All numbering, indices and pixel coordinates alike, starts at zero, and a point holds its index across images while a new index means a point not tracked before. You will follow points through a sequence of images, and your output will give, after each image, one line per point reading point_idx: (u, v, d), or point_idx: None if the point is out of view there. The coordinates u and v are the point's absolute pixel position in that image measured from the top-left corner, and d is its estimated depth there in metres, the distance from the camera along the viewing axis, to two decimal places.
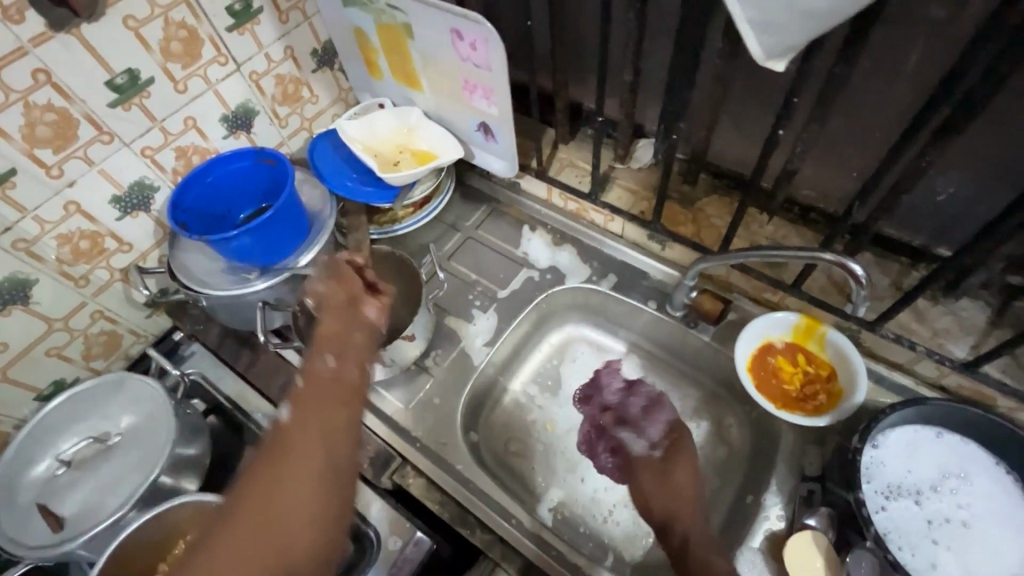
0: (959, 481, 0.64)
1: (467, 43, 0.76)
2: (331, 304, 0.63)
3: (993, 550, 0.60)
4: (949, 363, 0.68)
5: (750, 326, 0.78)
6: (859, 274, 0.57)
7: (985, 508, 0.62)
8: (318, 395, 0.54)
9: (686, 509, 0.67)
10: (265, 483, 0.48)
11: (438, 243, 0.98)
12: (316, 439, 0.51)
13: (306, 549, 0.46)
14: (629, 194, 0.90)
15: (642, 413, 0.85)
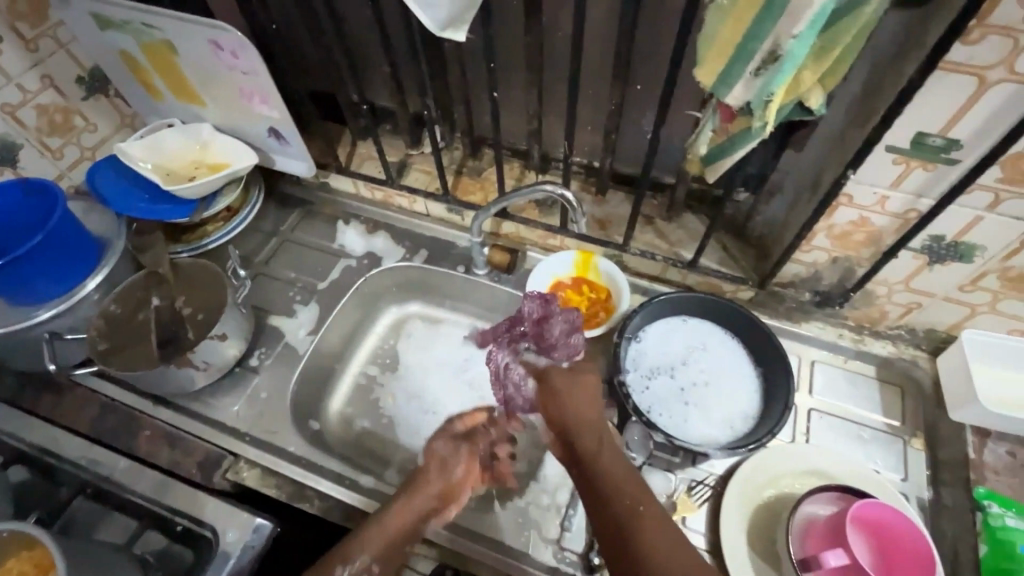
0: (701, 351, 0.80)
1: (228, 51, 0.80)
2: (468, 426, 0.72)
3: (729, 397, 0.76)
4: (681, 264, 0.84)
5: (538, 268, 0.90)
6: (566, 197, 0.76)
7: (720, 367, 0.78)
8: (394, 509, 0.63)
9: (587, 417, 0.64)
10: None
11: (253, 250, 1.00)
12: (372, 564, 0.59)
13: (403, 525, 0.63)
14: (426, 175, 0.99)
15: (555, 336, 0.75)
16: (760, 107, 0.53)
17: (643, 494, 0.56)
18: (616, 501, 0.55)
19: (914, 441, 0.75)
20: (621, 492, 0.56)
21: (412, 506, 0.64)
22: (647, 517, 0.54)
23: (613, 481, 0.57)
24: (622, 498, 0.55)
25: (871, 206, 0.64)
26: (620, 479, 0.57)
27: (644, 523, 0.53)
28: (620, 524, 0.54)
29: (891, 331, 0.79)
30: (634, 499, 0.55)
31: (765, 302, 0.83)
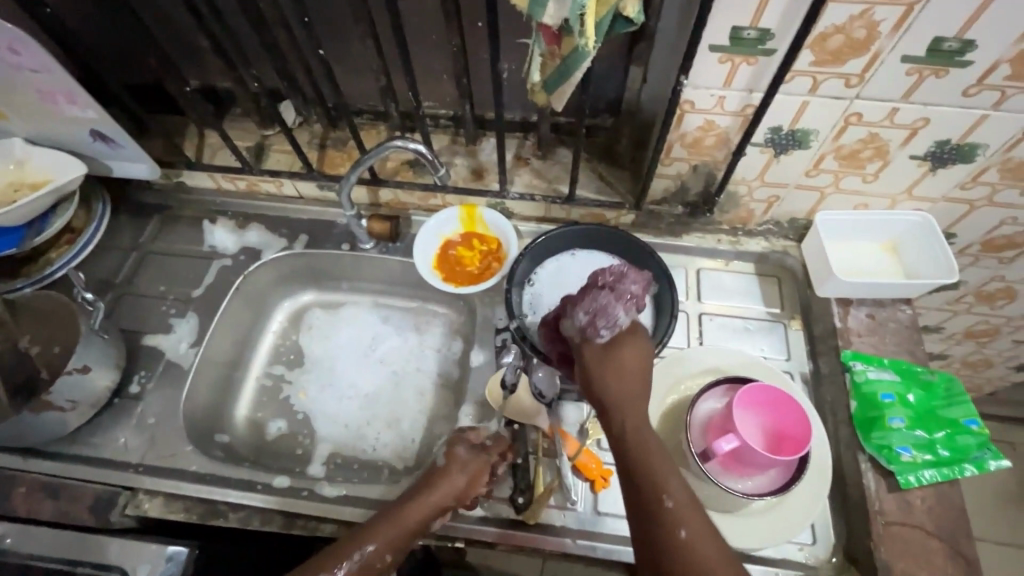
0: None
1: (5, 47, 0.69)
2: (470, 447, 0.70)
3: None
4: (559, 200, 0.84)
5: (424, 231, 0.88)
6: (414, 148, 0.73)
7: None
8: (423, 495, 0.65)
9: (618, 393, 0.56)
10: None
11: (112, 271, 0.90)
12: (389, 555, 0.61)
13: (412, 521, 0.63)
14: (288, 156, 0.93)
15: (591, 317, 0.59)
16: (576, 23, 0.51)
17: (682, 490, 0.52)
18: (655, 495, 0.52)
19: (793, 323, 0.81)
20: (661, 484, 0.52)
21: (434, 491, 0.65)
22: (683, 517, 0.51)
23: (653, 467, 0.53)
24: (671, 493, 0.52)
25: (712, 108, 0.65)
26: (664, 471, 0.53)
27: (681, 520, 0.50)
28: (665, 532, 0.50)
29: (762, 228, 0.84)
30: (675, 496, 0.51)
31: (646, 222, 0.86)
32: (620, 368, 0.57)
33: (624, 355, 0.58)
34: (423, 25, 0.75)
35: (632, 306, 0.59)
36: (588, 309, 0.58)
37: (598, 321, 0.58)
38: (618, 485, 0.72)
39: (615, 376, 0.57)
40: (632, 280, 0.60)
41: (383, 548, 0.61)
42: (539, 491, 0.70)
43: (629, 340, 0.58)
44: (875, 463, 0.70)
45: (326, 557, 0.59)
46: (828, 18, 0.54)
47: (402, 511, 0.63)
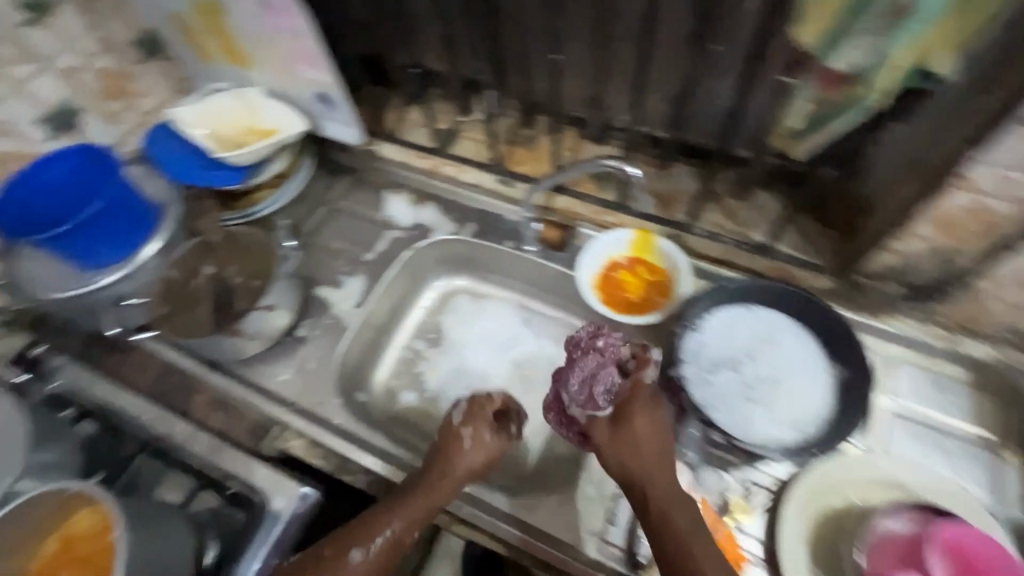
0: (768, 345, 0.73)
1: (276, 11, 0.77)
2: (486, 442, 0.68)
3: (797, 395, 0.70)
4: (748, 245, 0.78)
5: (591, 246, 0.84)
6: (633, 172, 0.75)
7: (789, 364, 0.72)
8: (430, 480, 0.66)
9: (642, 466, 0.60)
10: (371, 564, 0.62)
11: (302, 219, 0.99)
12: (413, 531, 0.65)
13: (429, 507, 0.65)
14: (476, 145, 0.95)
15: (583, 390, 0.65)
16: (873, 72, 0.56)
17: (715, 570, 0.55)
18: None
19: (1009, 455, 0.68)
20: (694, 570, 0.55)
21: (448, 481, 0.66)
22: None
23: (687, 552, 0.56)
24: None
25: (991, 192, 0.54)
26: (686, 542, 0.57)
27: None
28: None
29: (994, 333, 0.70)
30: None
31: (843, 292, 0.75)
32: (633, 440, 0.61)
33: (638, 429, 0.61)
34: None
35: (615, 365, 0.66)
36: (581, 378, 0.66)
37: (588, 391, 0.65)
38: None
39: (631, 452, 0.60)
40: (620, 348, 0.67)
41: (401, 530, 0.64)
42: None
43: (632, 415, 0.62)
44: None
45: (353, 536, 0.63)
46: None
47: (408, 500, 0.65)
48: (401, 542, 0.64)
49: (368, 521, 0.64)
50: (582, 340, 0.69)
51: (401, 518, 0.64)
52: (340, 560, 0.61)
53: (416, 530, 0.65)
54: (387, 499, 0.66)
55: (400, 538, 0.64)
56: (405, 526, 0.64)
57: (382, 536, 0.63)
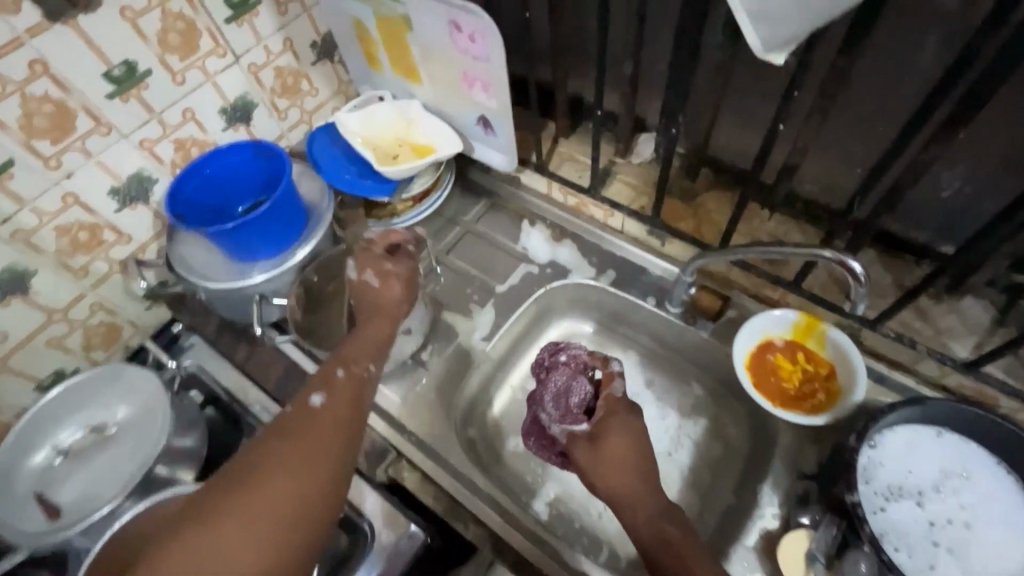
0: (960, 481, 0.63)
1: (465, 35, 0.75)
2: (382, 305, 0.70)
3: (998, 551, 0.59)
4: (953, 362, 0.67)
5: (748, 322, 0.77)
6: (859, 272, 0.58)
7: (986, 508, 0.61)
8: (368, 331, 0.67)
9: (631, 487, 0.57)
10: (334, 395, 0.58)
11: (436, 237, 0.98)
12: (370, 363, 0.63)
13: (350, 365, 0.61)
14: (629, 190, 0.89)
15: (553, 398, 0.70)
16: None
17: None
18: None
19: None
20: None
21: (381, 296, 0.70)
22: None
23: (675, 553, 0.53)
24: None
25: None
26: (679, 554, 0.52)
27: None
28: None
29: None
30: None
31: None
32: (611, 459, 0.59)
33: (609, 448, 0.60)
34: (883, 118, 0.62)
35: (583, 370, 0.72)
36: (554, 394, 0.71)
37: (564, 407, 0.69)
38: None
39: (607, 470, 0.59)
40: (582, 352, 0.73)
41: (354, 367, 0.61)
42: None
43: (609, 432, 0.61)
44: None
45: (319, 380, 0.59)
46: None
47: (351, 349, 0.64)
48: (369, 382, 0.62)
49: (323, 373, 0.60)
50: (547, 360, 0.76)
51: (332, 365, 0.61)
52: (301, 406, 0.56)
53: (372, 363, 0.63)
54: (348, 347, 0.64)
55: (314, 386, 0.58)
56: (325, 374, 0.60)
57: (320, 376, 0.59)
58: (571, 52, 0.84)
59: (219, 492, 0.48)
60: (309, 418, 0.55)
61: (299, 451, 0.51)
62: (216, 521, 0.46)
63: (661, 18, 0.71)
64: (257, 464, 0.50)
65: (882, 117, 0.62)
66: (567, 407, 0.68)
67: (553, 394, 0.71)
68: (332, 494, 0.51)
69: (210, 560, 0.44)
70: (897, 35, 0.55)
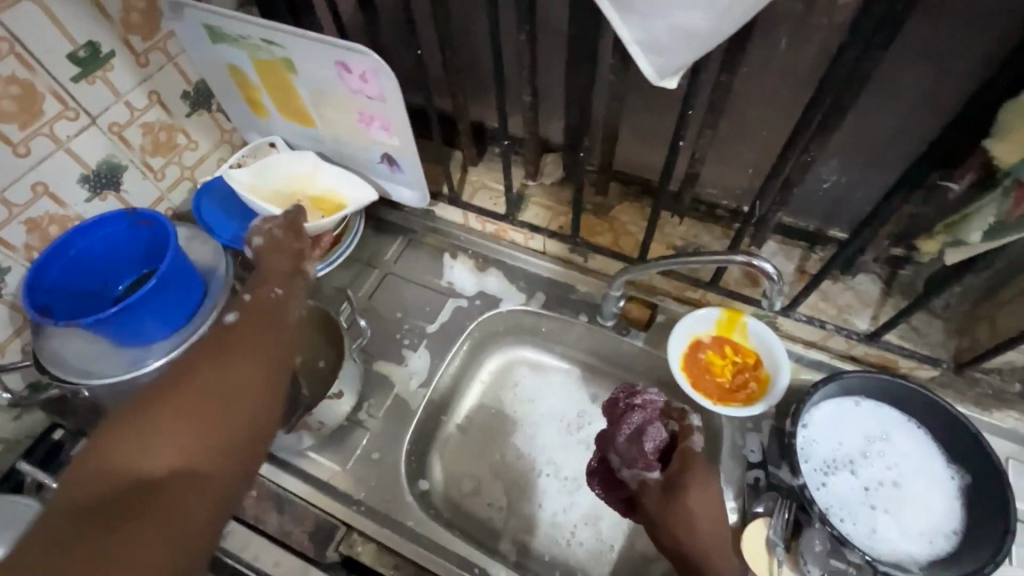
0: (882, 443, 0.68)
1: (356, 74, 0.71)
2: (273, 270, 0.63)
3: (925, 502, 0.65)
4: (855, 335, 0.73)
5: (676, 326, 0.80)
6: (770, 272, 0.63)
7: (907, 464, 0.67)
8: (275, 259, 0.64)
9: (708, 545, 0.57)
10: (249, 314, 0.57)
11: (355, 284, 0.92)
12: (278, 284, 0.61)
13: (263, 307, 0.58)
14: (545, 211, 0.90)
15: (626, 441, 0.67)
16: None
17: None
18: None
19: None
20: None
21: (273, 262, 0.63)
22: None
23: None
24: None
25: None
26: None
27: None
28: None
29: None
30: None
31: (954, 386, 0.72)
32: (685, 516, 0.58)
33: (694, 505, 0.58)
34: (763, 122, 0.68)
35: (667, 424, 0.67)
36: (629, 435, 0.67)
37: (638, 452, 0.65)
38: None
39: (687, 531, 0.58)
40: (660, 399, 0.69)
41: (261, 290, 0.60)
42: None
43: (692, 487, 0.60)
44: None
45: (232, 305, 0.58)
46: None
47: (263, 271, 0.62)
48: (290, 299, 0.61)
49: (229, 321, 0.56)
50: (626, 402, 0.70)
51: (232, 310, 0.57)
52: (217, 327, 0.55)
53: (280, 287, 0.61)
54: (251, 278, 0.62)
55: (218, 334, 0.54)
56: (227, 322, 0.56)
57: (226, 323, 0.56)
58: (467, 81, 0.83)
59: (148, 390, 0.47)
60: (238, 335, 0.54)
61: (234, 355, 0.51)
62: (154, 401, 0.45)
63: (552, 43, 0.72)
64: (176, 372, 0.49)
65: (762, 121, 0.68)
66: (640, 458, 0.65)
67: (630, 440, 0.66)
68: (275, 351, 0.55)
69: (147, 438, 0.43)
70: (767, 48, 0.60)
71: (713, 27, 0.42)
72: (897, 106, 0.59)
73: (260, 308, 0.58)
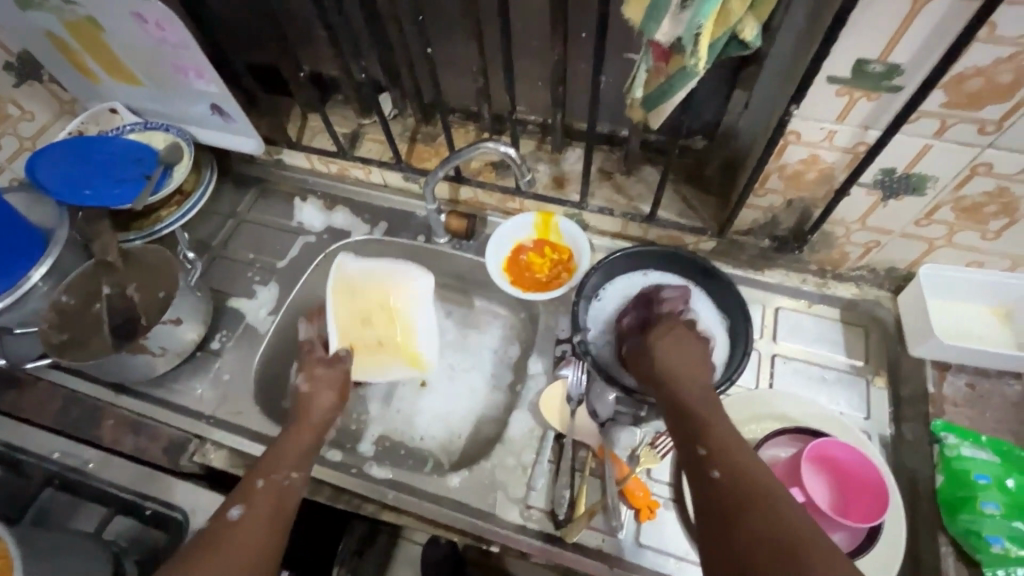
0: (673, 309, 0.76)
1: (153, 24, 0.76)
2: (294, 449, 0.70)
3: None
4: (639, 218, 0.83)
5: (498, 232, 0.88)
6: (505, 152, 0.73)
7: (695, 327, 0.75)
8: (289, 441, 0.71)
9: (677, 375, 0.64)
10: (252, 507, 0.63)
11: (211, 234, 0.98)
12: (291, 470, 0.67)
13: (267, 506, 0.63)
14: (380, 146, 0.96)
15: (632, 320, 0.74)
16: (690, 43, 0.50)
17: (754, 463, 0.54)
18: (734, 468, 0.53)
19: (877, 380, 0.76)
20: (755, 475, 0.53)
21: (294, 442, 0.70)
22: (739, 475, 0.53)
23: (696, 427, 0.58)
24: (731, 464, 0.54)
25: (820, 142, 0.62)
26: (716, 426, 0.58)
27: (754, 473, 0.53)
28: (741, 498, 0.51)
29: (854, 273, 0.80)
30: (728, 453, 0.55)
31: (727, 252, 0.82)
32: (665, 354, 0.66)
33: (686, 350, 0.66)
34: (529, 31, 0.76)
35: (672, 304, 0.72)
36: (632, 321, 0.74)
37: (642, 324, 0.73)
38: (664, 519, 0.69)
39: (659, 360, 0.65)
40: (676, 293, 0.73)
41: (274, 477, 0.66)
42: (580, 511, 0.68)
43: (676, 339, 0.67)
44: (957, 548, 0.63)
45: (239, 493, 0.64)
46: (970, 58, 0.49)
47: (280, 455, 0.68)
48: (294, 489, 0.67)
49: (226, 516, 0.62)
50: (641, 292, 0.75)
51: (233, 503, 0.63)
52: (222, 521, 0.61)
53: (295, 470, 0.68)
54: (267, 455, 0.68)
55: (216, 533, 0.60)
56: (226, 519, 0.62)
57: (224, 525, 0.61)
58: None
59: None
60: (231, 533, 0.60)
61: (225, 556, 0.58)
62: None
63: None
64: None
65: (529, 32, 0.76)
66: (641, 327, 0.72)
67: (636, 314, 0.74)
68: (271, 544, 0.62)
69: None
70: None
71: None
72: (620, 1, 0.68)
73: (260, 502, 0.63)
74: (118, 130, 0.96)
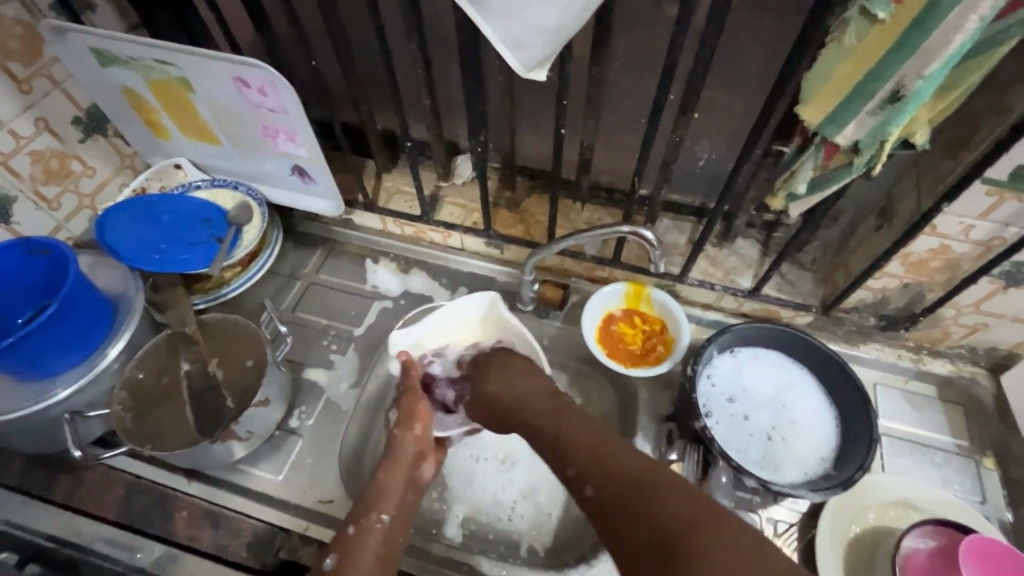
0: (779, 395, 0.76)
1: (256, 88, 0.73)
2: (388, 490, 0.69)
3: (798, 447, 0.73)
4: (740, 293, 0.82)
5: (589, 301, 0.84)
6: (650, 238, 0.67)
7: (802, 410, 0.75)
8: (386, 477, 0.70)
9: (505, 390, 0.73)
10: (346, 554, 0.63)
11: (277, 298, 0.92)
12: (381, 513, 0.66)
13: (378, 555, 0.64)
14: (459, 209, 0.93)
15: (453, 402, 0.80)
16: (871, 146, 0.51)
17: (635, 483, 0.55)
18: (651, 516, 0.52)
19: (986, 461, 0.76)
20: (612, 470, 0.58)
21: (404, 491, 0.69)
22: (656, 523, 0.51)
23: (541, 410, 0.69)
24: (639, 513, 0.53)
25: (954, 235, 0.63)
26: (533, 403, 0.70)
27: (648, 485, 0.55)
28: (614, 505, 0.55)
29: (951, 350, 0.80)
30: (600, 482, 0.57)
31: (826, 326, 0.82)
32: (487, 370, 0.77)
33: (508, 368, 0.75)
34: (638, 110, 0.76)
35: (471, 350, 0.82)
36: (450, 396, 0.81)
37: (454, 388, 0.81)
38: None
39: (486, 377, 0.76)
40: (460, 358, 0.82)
41: (365, 522, 0.65)
42: None
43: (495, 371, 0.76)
44: None
45: (334, 541, 0.65)
46: None
47: (375, 495, 0.68)
48: (390, 533, 0.66)
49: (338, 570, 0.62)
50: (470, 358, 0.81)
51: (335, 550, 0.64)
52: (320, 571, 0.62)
53: (386, 513, 0.67)
54: (358, 500, 0.68)
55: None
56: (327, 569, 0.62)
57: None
58: (370, 94, 0.88)
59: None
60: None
61: None
62: None
63: (445, 52, 0.79)
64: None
65: (636, 109, 0.76)
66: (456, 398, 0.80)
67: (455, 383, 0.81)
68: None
69: None
70: (631, 46, 0.70)
71: (560, 23, 0.48)
72: (741, 87, 0.70)
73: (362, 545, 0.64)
74: (184, 187, 0.90)
